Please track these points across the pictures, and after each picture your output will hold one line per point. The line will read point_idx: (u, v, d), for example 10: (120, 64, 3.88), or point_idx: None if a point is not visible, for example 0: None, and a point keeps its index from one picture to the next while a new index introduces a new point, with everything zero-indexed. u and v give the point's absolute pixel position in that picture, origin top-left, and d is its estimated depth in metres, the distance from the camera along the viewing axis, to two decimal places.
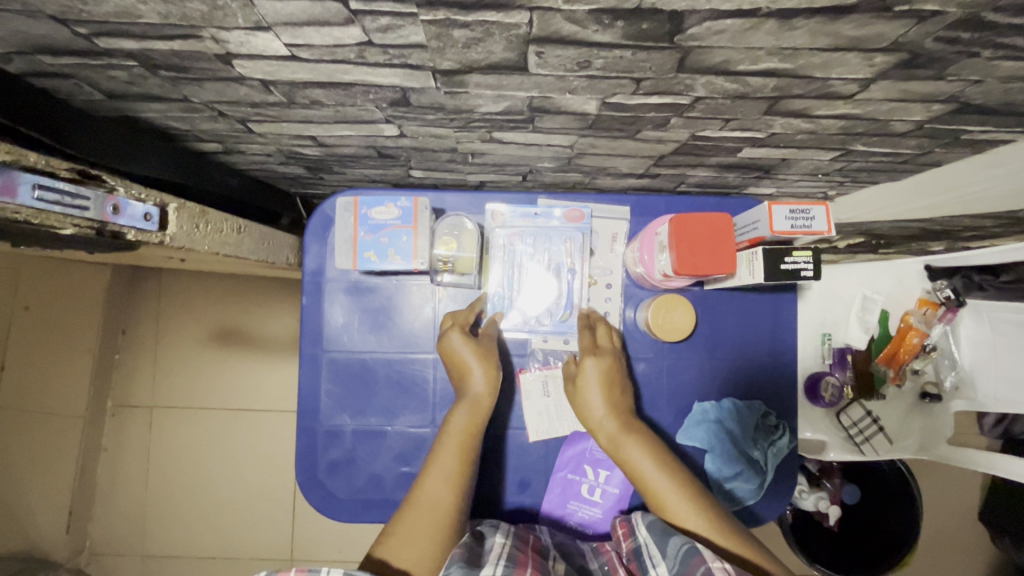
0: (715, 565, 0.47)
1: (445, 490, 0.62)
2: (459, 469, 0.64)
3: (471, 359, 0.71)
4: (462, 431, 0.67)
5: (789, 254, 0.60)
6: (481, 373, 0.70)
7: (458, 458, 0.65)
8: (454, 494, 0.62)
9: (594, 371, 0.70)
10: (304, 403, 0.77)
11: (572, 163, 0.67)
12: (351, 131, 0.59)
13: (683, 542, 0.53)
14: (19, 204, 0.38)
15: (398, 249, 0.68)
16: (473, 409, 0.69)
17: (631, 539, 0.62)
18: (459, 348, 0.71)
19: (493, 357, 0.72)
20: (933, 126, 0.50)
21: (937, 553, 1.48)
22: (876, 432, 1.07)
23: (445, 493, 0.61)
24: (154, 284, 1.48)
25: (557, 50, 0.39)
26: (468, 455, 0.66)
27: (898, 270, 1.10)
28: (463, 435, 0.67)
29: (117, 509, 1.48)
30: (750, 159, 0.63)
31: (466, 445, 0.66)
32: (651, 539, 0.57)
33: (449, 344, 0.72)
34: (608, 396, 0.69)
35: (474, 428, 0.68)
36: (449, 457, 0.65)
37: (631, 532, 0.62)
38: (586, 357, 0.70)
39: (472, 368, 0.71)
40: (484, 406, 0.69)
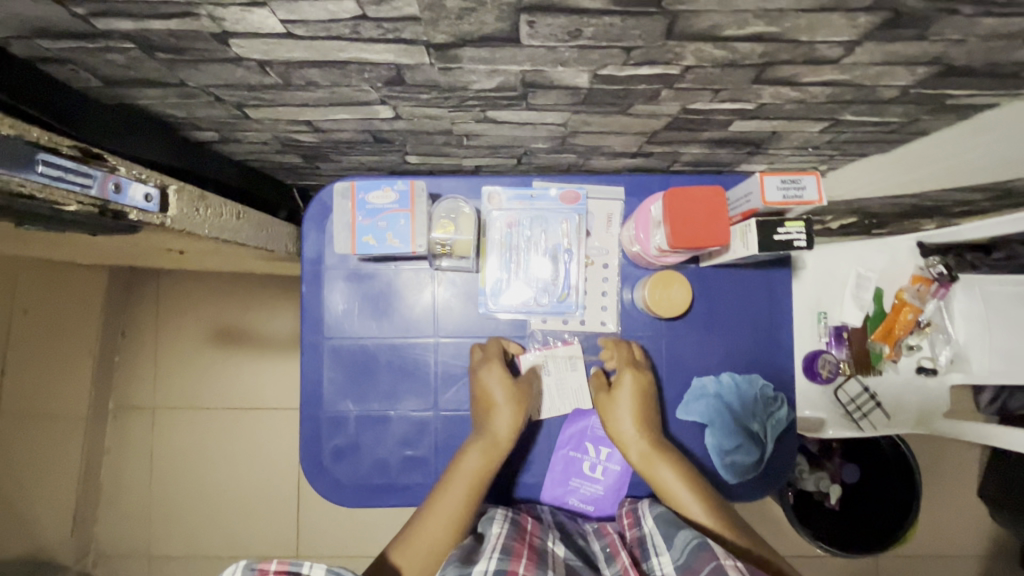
0: (727, 564, 0.50)
1: (444, 529, 0.65)
2: (462, 508, 0.66)
3: (502, 399, 0.72)
4: (474, 472, 0.69)
5: (781, 225, 0.61)
6: (506, 419, 0.72)
7: (464, 497, 0.67)
8: (450, 535, 0.65)
9: (628, 386, 0.73)
10: (308, 391, 0.77)
11: (566, 143, 0.68)
12: (346, 114, 0.59)
13: (692, 536, 0.56)
14: (24, 176, 0.39)
15: (396, 232, 0.68)
16: (491, 450, 0.71)
17: (636, 527, 0.66)
18: (494, 385, 0.73)
19: (521, 399, 0.73)
20: (918, 91, 0.51)
21: (938, 529, 1.50)
22: (873, 408, 1.08)
23: (443, 533, 0.64)
24: (153, 286, 1.50)
25: (549, 19, 0.40)
26: (474, 500, 0.68)
27: (891, 248, 1.11)
28: (474, 476, 0.69)
29: (122, 511, 1.49)
30: (741, 134, 0.64)
31: (474, 488, 0.68)
32: (659, 530, 0.62)
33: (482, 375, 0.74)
34: (640, 412, 0.72)
35: (487, 469, 0.70)
36: (457, 494, 0.67)
37: (636, 521, 0.67)
38: (624, 372, 0.74)
39: (500, 408, 0.72)
40: (500, 449, 0.71)
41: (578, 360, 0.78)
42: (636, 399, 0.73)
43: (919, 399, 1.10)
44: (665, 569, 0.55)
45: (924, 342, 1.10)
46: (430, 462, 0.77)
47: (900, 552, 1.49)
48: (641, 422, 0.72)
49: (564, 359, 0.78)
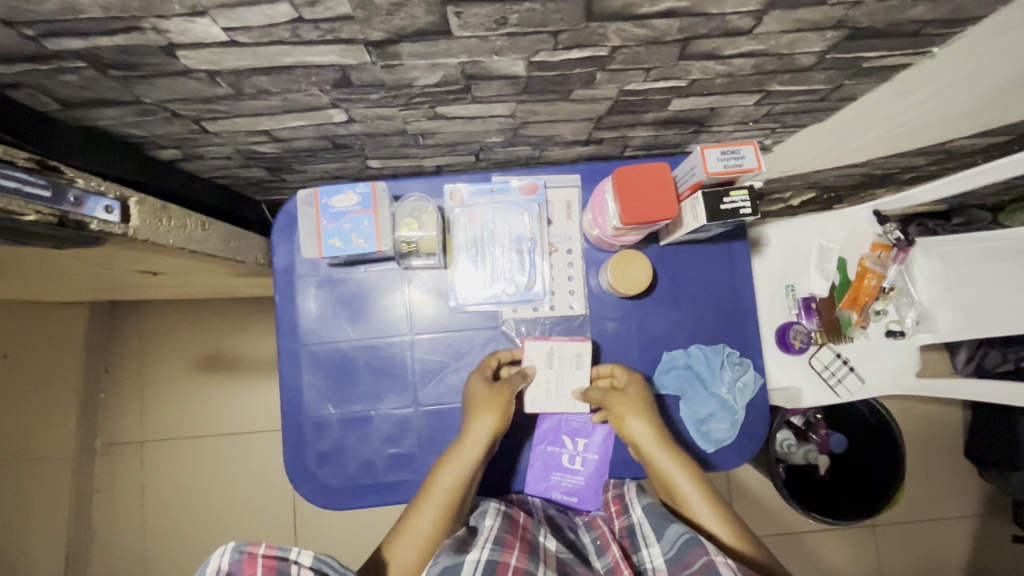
0: (718, 560, 0.52)
1: (416, 553, 0.64)
2: (435, 525, 0.66)
3: (479, 408, 0.72)
4: (449, 488, 0.68)
5: (727, 195, 0.65)
6: (480, 430, 0.71)
7: (437, 514, 0.66)
8: (418, 554, 0.64)
9: (636, 393, 0.75)
10: (287, 396, 0.78)
11: (518, 135, 0.71)
12: (302, 121, 0.62)
13: (683, 530, 0.59)
14: None
15: (361, 233, 0.70)
16: (463, 464, 0.69)
17: (624, 515, 0.71)
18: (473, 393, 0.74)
19: (497, 408, 0.72)
20: (833, 56, 0.55)
21: (929, 492, 1.52)
22: (847, 373, 1.11)
23: (417, 557, 0.64)
24: (134, 319, 1.50)
25: (474, 8, 0.43)
26: (444, 517, 0.66)
27: (849, 218, 1.15)
28: (445, 492, 0.68)
29: (117, 549, 1.46)
30: (682, 112, 0.68)
31: (445, 505, 0.67)
32: (649, 519, 0.66)
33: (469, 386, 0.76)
34: (649, 412, 0.73)
35: (459, 485, 0.68)
36: (428, 512, 0.66)
37: (625, 509, 0.72)
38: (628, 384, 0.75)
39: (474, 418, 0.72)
40: (469, 458, 0.70)
41: (584, 358, 0.76)
42: (647, 402, 0.74)
43: (890, 362, 1.13)
44: (655, 562, 0.60)
45: (890, 307, 1.15)
46: (414, 458, 0.78)
47: (895, 518, 1.51)
48: (650, 421, 0.72)
49: (570, 355, 0.76)
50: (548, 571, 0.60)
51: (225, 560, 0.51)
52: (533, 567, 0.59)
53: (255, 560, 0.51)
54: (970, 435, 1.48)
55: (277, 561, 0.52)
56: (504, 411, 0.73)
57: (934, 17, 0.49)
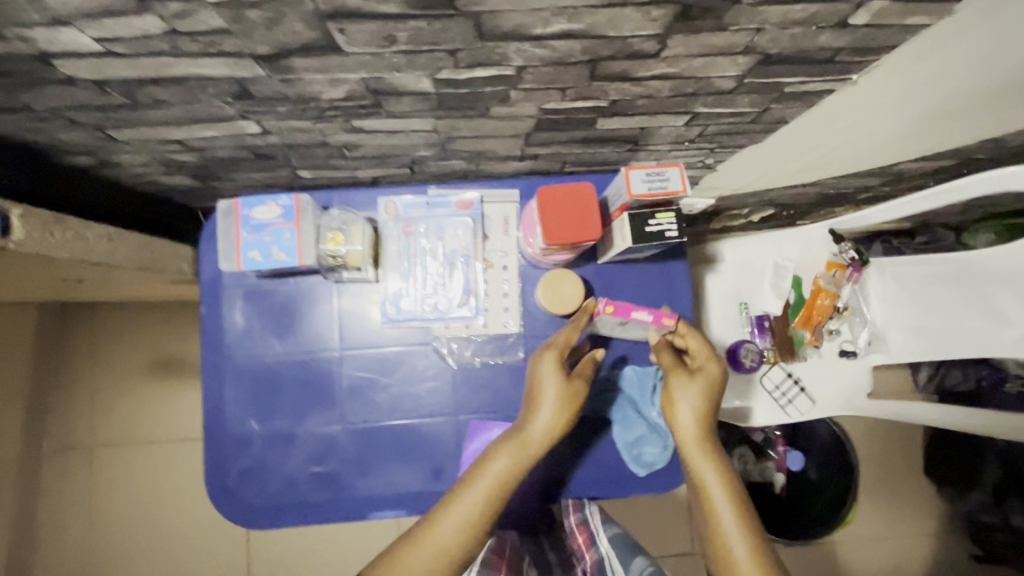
0: None
1: (451, 540, 0.55)
2: (479, 514, 0.57)
3: (552, 398, 0.64)
4: (499, 475, 0.60)
5: (652, 217, 0.64)
6: (547, 418, 0.63)
7: (482, 497, 0.58)
8: (454, 541, 0.56)
9: (710, 383, 0.67)
10: (207, 412, 0.76)
11: (448, 149, 0.69)
12: (214, 131, 0.60)
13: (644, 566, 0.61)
14: None
15: (281, 246, 0.68)
16: (523, 456, 0.62)
17: (592, 548, 0.70)
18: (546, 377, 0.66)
19: (573, 403, 0.65)
20: (751, 80, 0.54)
21: (887, 510, 1.52)
22: (798, 393, 1.11)
23: (448, 544, 0.55)
24: (90, 320, 1.46)
25: (357, 25, 0.41)
26: (490, 509, 0.58)
27: (804, 237, 1.15)
28: (500, 480, 0.60)
29: (61, 559, 1.42)
30: (611, 131, 0.66)
31: (494, 492, 0.59)
32: (615, 552, 0.66)
33: (539, 364, 0.68)
34: (706, 416, 0.66)
35: (516, 479, 0.61)
36: (473, 498, 0.58)
37: (591, 540, 0.71)
38: (705, 369, 0.67)
39: (546, 406, 0.64)
40: (531, 450, 0.62)
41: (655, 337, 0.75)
42: (713, 399, 0.66)
43: (842, 382, 1.12)
44: None
45: (844, 327, 1.13)
46: (339, 476, 0.76)
47: (853, 536, 1.51)
48: (705, 427, 0.66)
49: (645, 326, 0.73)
50: None
51: None
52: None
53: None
54: (931, 454, 1.47)
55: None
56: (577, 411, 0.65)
57: (845, 44, 0.48)
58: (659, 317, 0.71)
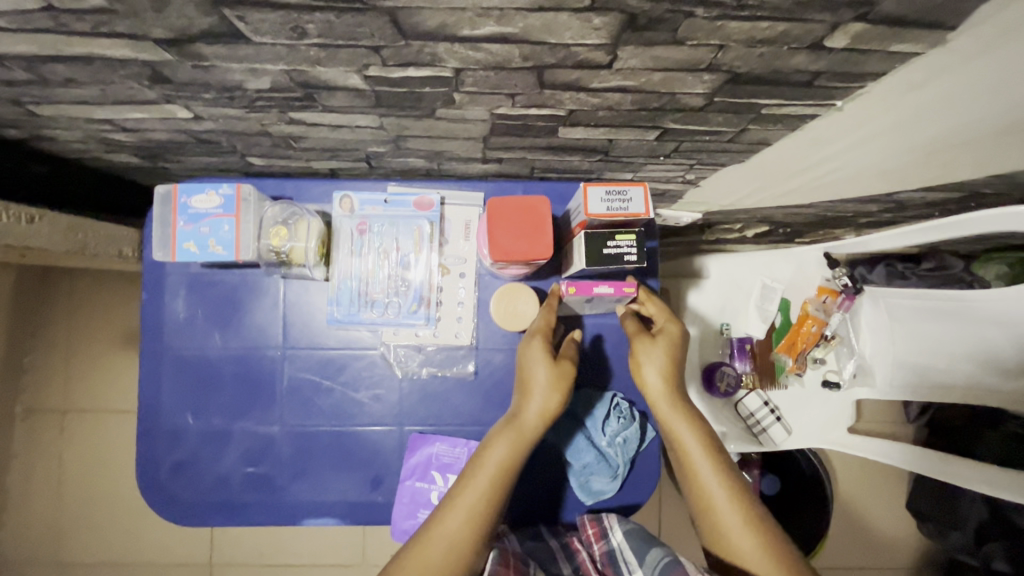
0: None
1: (464, 533, 0.54)
2: (486, 501, 0.57)
3: (540, 382, 0.63)
4: (499, 465, 0.59)
5: (612, 238, 0.59)
6: (540, 402, 0.62)
7: (486, 488, 0.57)
8: (472, 533, 0.54)
9: (671, 340, 0.67)
10: (143, 402, 0.73)
11: (403, 147, 0.64)
12: (143, 114, 0.56)
13: (663, 555, 0.58)
14: None
15: (219, 239, 0.64)
16: (518, 439, 0.61)
17: (603, 540, 0.66)
18: (534, 364, 0.65)
19: (564, 383, 0.63)
20: (722, 98, 0.48)
21: (864, 541, 1.48)
22: (774, 422, 1.04)
23: (466, 537, 0.54)
24: (66, 285, 1.44)
25: (257, 13, 0.36)
26: (497, 498, 0.57)
27: (797, 258, 1.09)
28: (500, 468, 0.59)
29: (31, 519, 1.44)
30: (576, 141, 0.61)
31: (500, 482, 0.58)
32: (630, 543, 0.62)
33: (525, 350, 0.67)
34: (674, 375, 0.65)
35: (514, 461, 0.60)
36: (475, 488, 0.57)
37: (602, 533, 0.67)
38: (667, 329, 0.67)
39: (537, 392, 0.63)
40: (526, 436, 0.61)
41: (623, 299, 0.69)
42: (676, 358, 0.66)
43: (821, 414, 1.08)
44: None
45: (830, 356, 1.09)
46: (272, 479, 0.73)
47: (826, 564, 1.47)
48: (674, 384, 0.65)
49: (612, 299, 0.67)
50: None
51: None
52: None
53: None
54: (916, 489, 1.42)
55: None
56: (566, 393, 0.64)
57: (824, 68, 0.42)
58: (621, 289, 0.65)
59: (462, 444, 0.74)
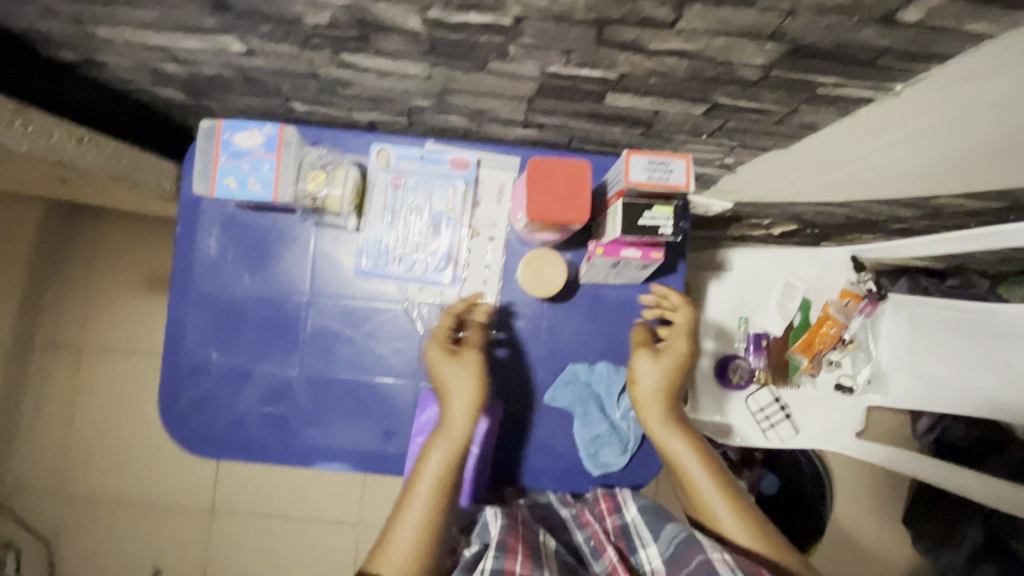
0: (715, 556, 0.51)
1: (413, 549, 0.55)
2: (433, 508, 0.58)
3: (450, 378, 0.63)
4: (434, 474, 0.59)
5: (648, 210, 0.58)
6: (455, 401, 0.62)
7: (428, 498, 0.58)
8: (420, 545, 0.56)
9: (672, 355, 0.67)
10: (169, 333, 0.75)
11: (446, 102, 0.65)
12: (197, 43, 0.56)
13: (679, 531, 0.57)
14: None
15: (259, 177, 0.65)
16: (452, 447, 0.60)
17: (615, 514, 0.66)
18: (444, 361, 0.64)
19: (473, 375, 0.63)
20: (779, 72, 0.48)
21: (861, 552, 1.46)
22: (782, 419, 1.06)
23: (417, 554, 0.55)
24: (93, 226, 1.47)
25: None
26: (437, 508, 0.58)
27: (823, 259, 1.09)
28: (434, 476, 0.59)
29: (42, 449, 1.48)
30: (621, 110, 0.61)
31: (437, 491, 0.59)
32: (644, 519, 0.62)
33: (435, 358, 0.65)
34: (671, 390, 0.66)
35: (451, 466, 0.60)
36: (421, 500, 0.58)
37: (616, 508, 0.66)
38: (673, 342, 0.67)
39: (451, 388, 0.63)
40: (453, 436, 0.61)
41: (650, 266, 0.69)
42: (678, 371, 0.66)
43: (832, 417, 1.08)
44: (653, 564, 0.56)
45: (846, 360, 1.08)
46: (289, 421, 0.75)
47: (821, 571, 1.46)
48: (669, 398, 0.66)
49: (638, 265, 0.67)
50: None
51: None
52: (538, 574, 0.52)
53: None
54: (914, 504, 1.41)
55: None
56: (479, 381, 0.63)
57: (891, 45, 0.42)
58: (647, 254, 0.65)
59: (474, 403, 0.75)
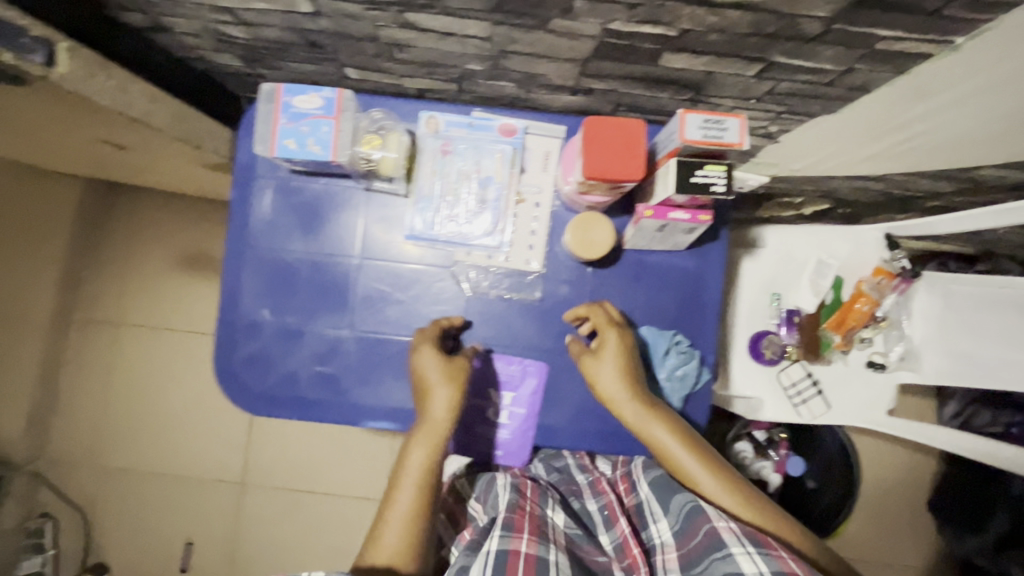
0: (721, 526, 0.55)
1: (401, 539, 0.60)
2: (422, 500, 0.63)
3: (437, 379, 0.68)
4: (419, 468, 0.65)
5: (701, 167, 0.60)
6: (441, 401, 0.67)
7: (414, 492, 0.63)
8: (406, 535, 0.61)
9: (616, 349, 0.70)
10: (225, 293, 0.77)
11: (500, 66, 0.66)
12: (267, 4, 0.58)
13: (686, 501, 0.61)
14: None
15: (317, 139, 0.67)
16: (432, 444, 0.66)
17: (632, 493, 0.71)
18: (430, 367, 0.69)
19: (460, 382, 0.69)
20: (841, 26, 0.49)
21: (886, 536, 1.46)
22: (814, 395, 1.06)
23: (403, 542, 0.60)
24: (129, 205, 1.50)
25: None
26: (423, 499, 0.63)
27: (856, 237, 1.08)
28: (421, 470, 0.64)
29: (79, 421, 1.52)
30: (675, 71, 0.62)
31: (423, 483, 0.64)
32: (655, 494, 0.66)
33: (423, 366, 0.70)
34: (630, 380, 0.69)
35: (433, 461, 0.65)
36: (407, 493, 0.63)
37: (632, 487, 0.71)
38: (607, 335, 0.71)
39: (436, 391, 0.68)
40: (438, 432, 0.67)
41: (698, 229, 0.69)
42: (629, 363, 0.70)
43: (863, 394, 1.08)
44: (664, 536, 0.62)
45: (877, 337, 1.08)
46: (339, 380, 0.77)
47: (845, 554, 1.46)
48: (632, 389, 0.69)
49: (686, 228, 0.68)
50: (560, 553, 0.58)
51: None
52: (544, 550, 0.57)
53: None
54: (939, 487, 1.41)
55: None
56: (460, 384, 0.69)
57: None
58: (695, 216, 0.66)
59: (520, 364, 0.78)
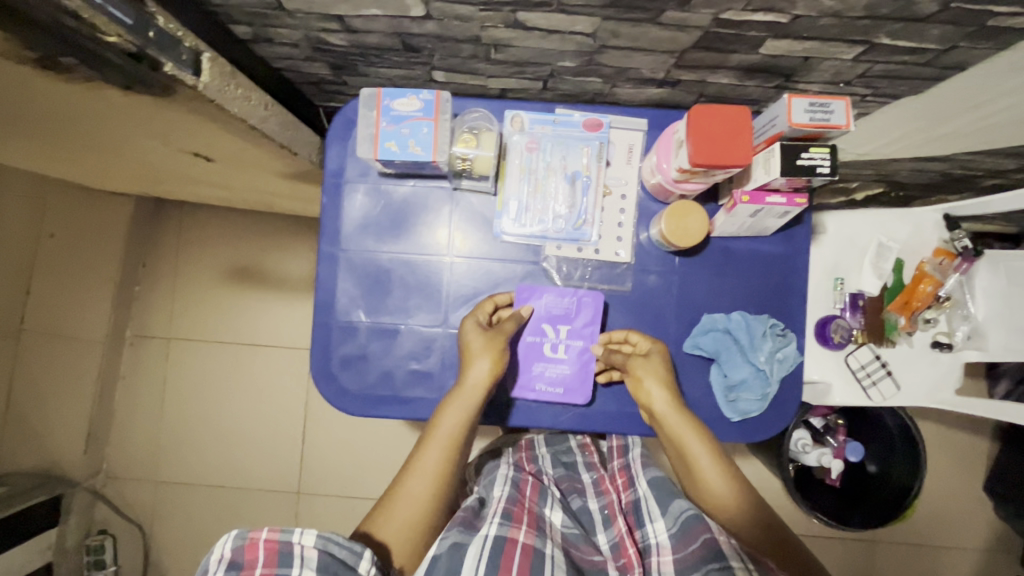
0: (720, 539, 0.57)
1: (423, 490, 0.66)
2: (442, 469, 0.68)
3: (477, 350, 0.72)
4: (449, 430, 0.69)
5: (806, 150, 0.61)
6: (479, 370, 0.71)
7: (440, 453, 0.68)
8: (432, 489, 0.66)
9: (657, 362, 0.73)
10: (320, 296, 0.78)
11: (594, 62, 0.68)
12: (378, 10, 0.59)
13: (686, 506, 0.64)
14: (114, 26, 0.43)
15: (418, 140, 0.69)
16: (467, 406, 0.70)
17: (630, 490, 0.75)
18: (471, 338, 0.73)
19: (497, 354, 0.72)
20: (959, 4, 0.51)
21: (944, 518, 1.46)
22: (884, 377, 1.06)
23: (423, 493, 0.66)
24: (177, 219, 1.52)
25: None
26: (451, 460, 0.69)
27: (915, 218, 1.09)
28: (451, 437, 0.69)
29: (135, 435, 1.53)
30: (772, 58, 0.63)
31: (451, 445, 0.69)
32: (655, 494, 0.70)
33: (466, 336, 0.73)
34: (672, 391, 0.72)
35: (462, 429, 0.70)
36: (433, 454, 0.68)
37: (631, 484, 0.76)
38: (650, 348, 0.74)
39: (474, 361, 0.71)
40: (474, 397, 0.71)
41: (791, 214, 0.70)
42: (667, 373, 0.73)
43: (930, 375, 1.08)
44: (659, 536, 0.64)
45: (942, 318, 1.09)
46: (434, 376, 0.78)
47: (903, 537, 1.46)
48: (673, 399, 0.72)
49: (780, 212, 0.69)
50: (555, 549, 0.60)
51: (230, 545, 0.52)
52: (541, 543, 0.60)
53: (258, 543, 0.52)
54: (991, 468, 1.40)
55: (280, 544, 0.52)
56: (500, 356, 0.72)
57: None
58: (792, 199, 0.67)
59: (569, 297, 0.77)
